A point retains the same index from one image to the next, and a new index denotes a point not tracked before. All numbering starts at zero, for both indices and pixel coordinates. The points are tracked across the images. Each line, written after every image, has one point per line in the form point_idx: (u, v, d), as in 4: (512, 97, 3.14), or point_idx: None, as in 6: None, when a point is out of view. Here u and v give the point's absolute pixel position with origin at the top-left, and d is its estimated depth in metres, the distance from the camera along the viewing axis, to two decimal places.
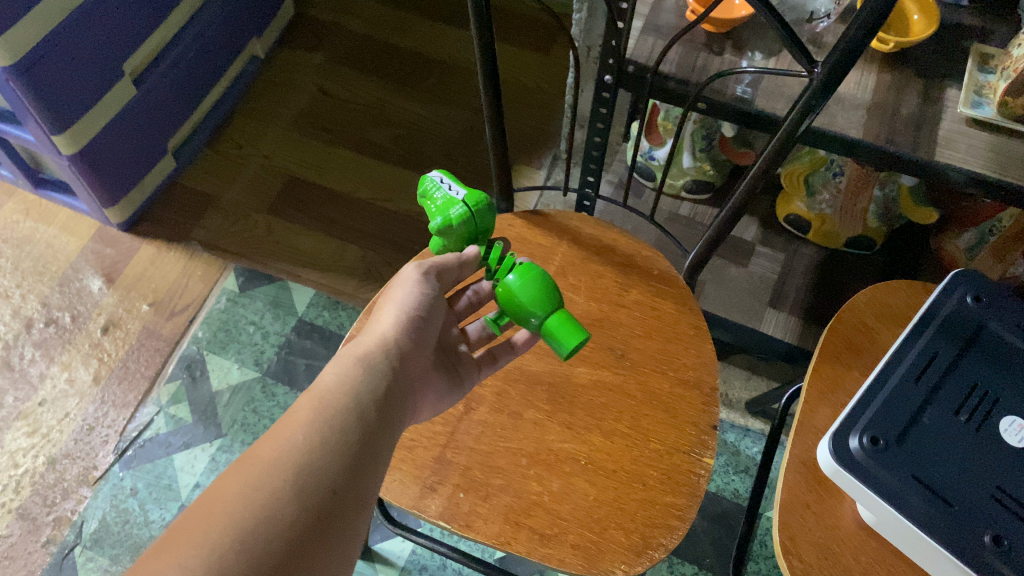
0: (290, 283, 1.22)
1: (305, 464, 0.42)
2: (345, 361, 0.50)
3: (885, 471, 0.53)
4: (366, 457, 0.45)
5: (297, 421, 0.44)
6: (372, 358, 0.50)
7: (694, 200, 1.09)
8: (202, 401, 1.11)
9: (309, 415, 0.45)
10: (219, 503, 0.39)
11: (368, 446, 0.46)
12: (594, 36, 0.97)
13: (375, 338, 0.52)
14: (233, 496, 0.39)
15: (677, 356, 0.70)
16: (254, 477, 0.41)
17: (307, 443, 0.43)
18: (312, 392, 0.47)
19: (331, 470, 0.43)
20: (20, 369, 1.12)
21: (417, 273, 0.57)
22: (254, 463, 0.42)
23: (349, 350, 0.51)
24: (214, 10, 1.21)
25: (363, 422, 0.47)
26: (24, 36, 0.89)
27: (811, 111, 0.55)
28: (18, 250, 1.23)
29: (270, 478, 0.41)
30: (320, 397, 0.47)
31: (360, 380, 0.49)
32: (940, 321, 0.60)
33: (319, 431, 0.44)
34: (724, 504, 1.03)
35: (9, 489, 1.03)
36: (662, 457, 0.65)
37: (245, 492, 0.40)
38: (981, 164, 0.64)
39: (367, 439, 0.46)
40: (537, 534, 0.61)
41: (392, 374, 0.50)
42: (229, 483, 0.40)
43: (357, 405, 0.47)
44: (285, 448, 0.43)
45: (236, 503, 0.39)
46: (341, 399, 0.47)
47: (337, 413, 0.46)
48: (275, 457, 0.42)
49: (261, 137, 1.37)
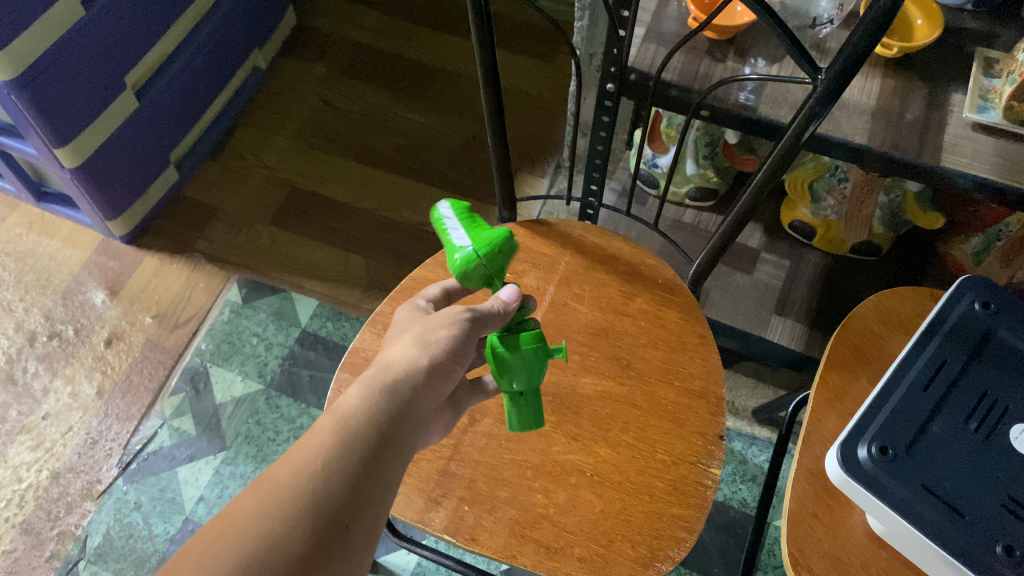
0: (294, 294, 1.22)
1: (320, 492, 0.41)
2: (372, 385, 0.47)
3: (895, 481, 0.52)
4: (377, 484, 0.43)
5: (317, 443, 0.43)
6: (398, 388, 0.48)
7: (698, 207, 1.08)
8: (207, 413, 1.10)
9: (329, 439, 0.43)
10: (229, 530, 0.38)
11: (382, 474, 0.44)
12: (596, 43, 0.97)
13: (402, 367, 0.49)
14: (245, 523, 0.38)
15: (683, 366, 0.69)
16: (269, 502, 0.39)
17: (325, 468, 0.42)
18: (334, 413, 0.45)
19: (344, 497, 0.41)
20: (23, 383, 1.12)
21: (464, 315, 0.53)
22: (270, 487, 0.40)
23: (376, 374, 0.48)
24: (216, 22, 1.21)
25: (382, 448, 0.44)
26: (24, 50, 0.89)
27: (816, 118, 0.54)
28: (21, 263, 1.22)
29: (284, 505, 0.39)
30: (342, 417, 0.45)
31: (384, 407, 0.46)
32: (948, 327, 0.59)
33: (337, 455, 0.42)
34: (732, 513, 1.02)
35: (13, 503, 1.03)
36: (668, 468, 0.64)
37: (258, 518, 0.39)
38: (987, 169, 0.63)
39: (380, 468, 0.44)
40: (543, 547, 0.60)
41: (415, 403, 0.48)
42: (240, 509, 0.39)
43: (378, 431, 0.45)
44: (302, 472, 0.41)
45: (247, 531, 0.38)
46: (362, 420, 0.45)
47: (357, 434, 0.44)
48: (289, 482, 0.40)
49: (263, 148, 1.37)
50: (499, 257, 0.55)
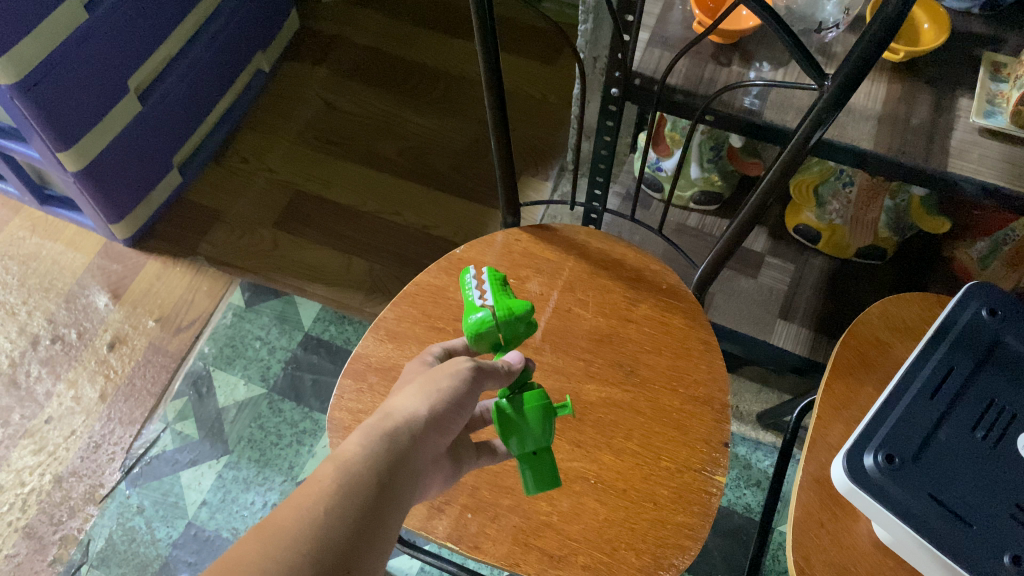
0: (297, 297, 1.21)
1: (324, 537, 0.37)
2: (372, 434, 0.44)
3: (902, 491, 0.52)
4: (379, 534, 0.40)
5: (318, 486, 0.40)
6: (398, 437, 0.45)
7: (702, 211, 1.08)
8: (209, 417, 1.10)
9: (332, 485, 0.40)
10: (235, 571, 0.35)
11: (383, 524, 0.40)
12: (600, 47, 0.96)
13: (403, 416, 0.46)
14: (251, 565, 0.35)
15: (688, 372, 0.69)
16: (273, 545, 0.36)
17: (330, 513, 0.38)
18: (336, 458, 0.42)
19: (347, 544, 0.38)
20: (26, 387, 1.12)
21: (467, 369, 0.51)
22: (276, 530, 0.37)
23: (375, 423, 0.46)
24: (219, 25, 1.21)
25: (382, 497, 0.41)
26: (28, 53, 0.89)
27: (822, 124, 0.54)
28: (24, 267, 1.22)
29: (290, 548, 0.36)
30: (344, 463, 0.42)
31: (385, 454, 0.43)
32: (956, 334, 0.59)
33: (341, 501, 0.39)
34: (736, 518, 1.02)
35: (15, 507, 1.03)
36: (672, 476, 0.64)
37: (263, 560, 0.35)
38: (995, 174, 0.63)
39: (382, 517, 0.41)
40: (548, 555, 0.60)
41: (415, 454, 0.45)
42: (243, 552, 0.36)
43: (379, 478, 0.42)
44: (308, 515, 0.38)
45: (257, 574, 0.34)
46: (365, 468, 0.42)
47: (360, 482, 0.41)
48: (295, 524, 0.37)
49: (267, 151, 1.37)
50: (518, 326, 0.58)
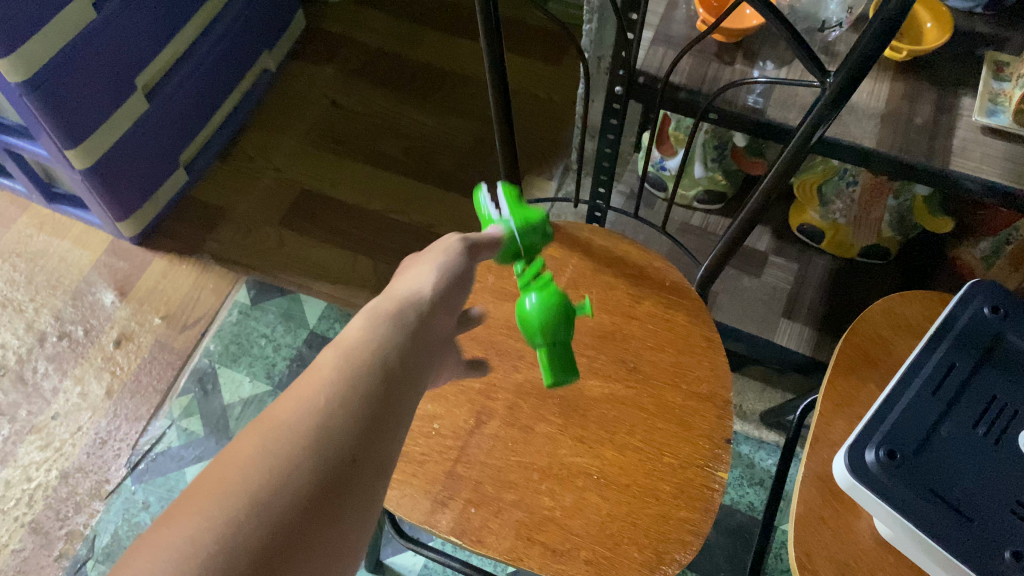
0: (302, 295, 1.22)
1: (327, 426, 0.36)
2: (374, 316, 0.43)
3: (903, 486, 0.52)
4: (385, 418, 0.39)
5: (319, 377, 0.39)
6: (402, 316, 0.44)
7: (706, 210, 1.08)
8: (215, 414, 1.11)
9: (332, 373, 0.39)
10: (232, 466, 0.34)
11: (390, 409, 0.39)
12: (605, 46, 0.97)
13: (402, 297, 0.45)
14: (250, 457, 0.34)
15: (691, 369, 0.69)
16: (274, 438, 0.35)
17: (330, 403, 0.38)
18: (337, 346, 0.41)
19: (352, 430, 0.37)
20: (33, 383, 1.12)
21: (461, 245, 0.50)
22: (274, 424, 0.36)
23: (376, 306, 0.45)
24: (225, 24, 1.22)
25: (386, 381, 0.40)
26: (37, 51, 0.90)
27: (824, 121, 0.54)
28: (31, 264, 1.23)
29: (290, 438, 0.35)
30: (346, 350, 0.41)
31: (390, 337, 0.42)
32: (958, 331, 0.59)
33: (343, 388, 0.38)
34: (739, 517, 1.02)
35: (22, 502, 1.03)
36: (675, 471, 0.64)
37: (263, 451, 0.34)
38: (997, 172, 0.63)
39: (388, 401, 0.40)
40: (550, 550, 0.60)
41: (422, 331, 0.44)
42: (242, 446, 0.35)
43: (383, 362, 0.41)
44: (308, 406, 0.37)
45: (254, 464, 0.34)
46: (367, 352, 0.41)
47: (363, 368, 0.40)
48: (295, 417, 0.36)
49: (273, 150, 1.38)
50: (535, 232, 0.57)
